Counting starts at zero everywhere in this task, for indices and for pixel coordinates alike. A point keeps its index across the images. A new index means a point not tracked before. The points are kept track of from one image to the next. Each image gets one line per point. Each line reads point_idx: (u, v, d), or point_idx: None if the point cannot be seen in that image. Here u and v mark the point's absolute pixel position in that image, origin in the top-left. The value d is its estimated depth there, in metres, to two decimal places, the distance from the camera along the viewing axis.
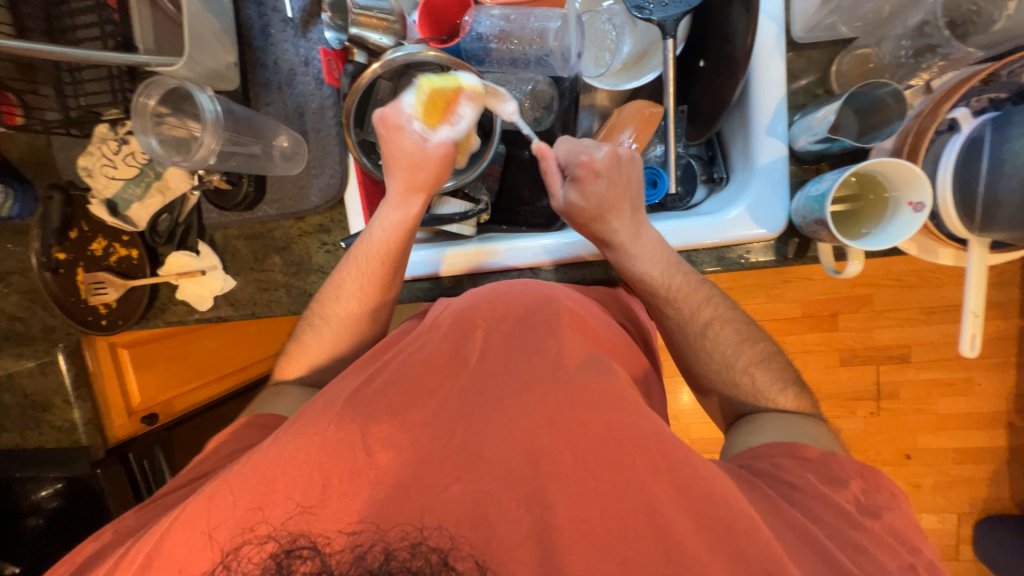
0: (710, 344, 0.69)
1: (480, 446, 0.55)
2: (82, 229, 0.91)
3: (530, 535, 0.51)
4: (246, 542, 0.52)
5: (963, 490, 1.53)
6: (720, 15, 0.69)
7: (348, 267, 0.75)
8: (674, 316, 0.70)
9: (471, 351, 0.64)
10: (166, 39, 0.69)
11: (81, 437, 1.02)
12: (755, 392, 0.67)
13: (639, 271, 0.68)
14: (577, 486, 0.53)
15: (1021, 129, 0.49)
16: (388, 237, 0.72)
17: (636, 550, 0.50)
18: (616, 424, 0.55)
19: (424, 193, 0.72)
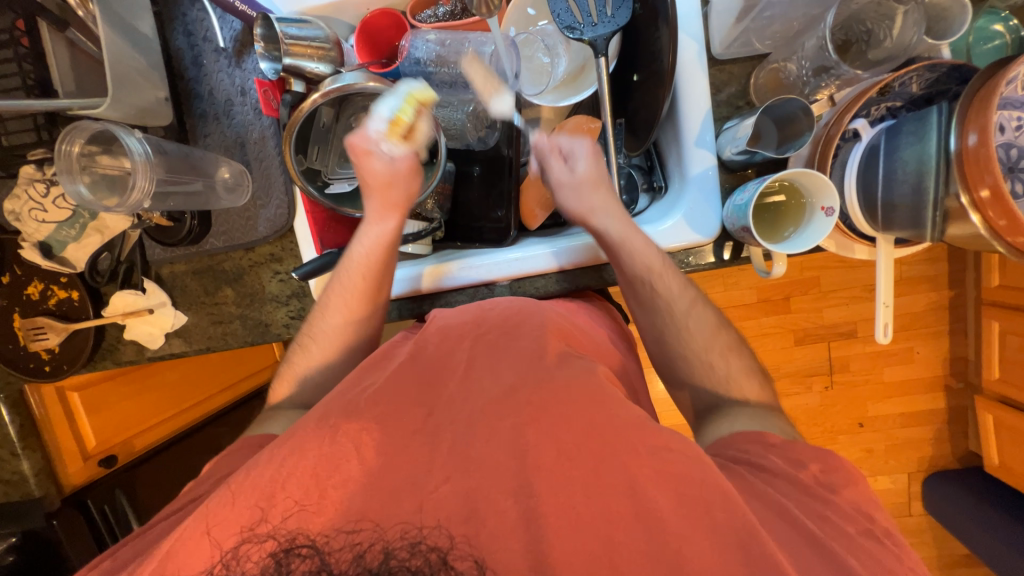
0: (691, 321, 0.69)
1: (470, 443, 0.56)
2: (16, 272, 0.86)
3: (517, 525, 0.51)
4: (245, 540, 0.50)
5: (910, 452, 1.65)
6: (647, 34, 0.72)
7: (338, 281, 0.74)
8: (662, 297, 0.68)
9: (458, 360, 0.66)
10: (88, 79, 0.67)
11: (31, 488, 0.97)
12: (726, 380, 0.67)
13: (635, 248, 0.67)
14: (562, 476, 0.53)
15: (908, 139, 0.54)
16: (367, 253, 0.73)
17: (619, 530, 0.51)
18: (598, 420, 0.55)
19: (400, 211, 0.73)
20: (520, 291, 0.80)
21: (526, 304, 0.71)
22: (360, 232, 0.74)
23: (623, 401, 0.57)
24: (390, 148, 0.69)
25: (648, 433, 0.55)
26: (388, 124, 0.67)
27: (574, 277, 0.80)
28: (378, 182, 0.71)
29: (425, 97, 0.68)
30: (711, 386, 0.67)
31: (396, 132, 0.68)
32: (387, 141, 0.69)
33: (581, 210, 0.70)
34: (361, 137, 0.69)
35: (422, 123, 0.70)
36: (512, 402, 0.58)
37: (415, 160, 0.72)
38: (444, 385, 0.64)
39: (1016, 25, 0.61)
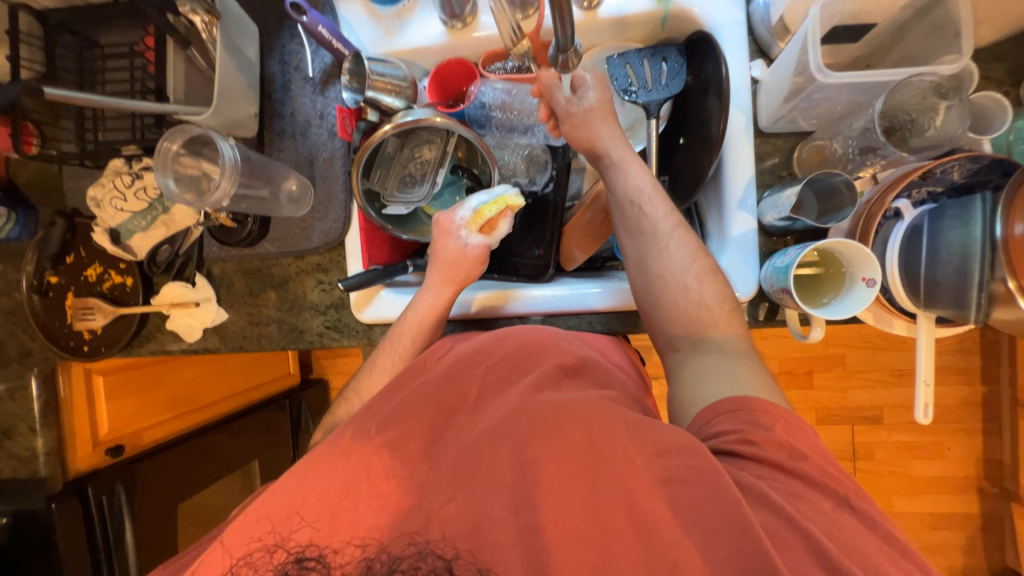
0: (671, 244, 0.68)
1: (472, 466, 0.55)
2: (80, 254, 0.92)
3: (517, 540, 0.50)
4: (255, 549, 0.53)
5: (939, 558, 1.53)
6: (696, 103, 0.78)
7: (388, 339, 0.78)
8: (682, 291, 0.66)
9: (470, 388, 0.65)
10: (195, 91, 0.75)
11: (39, 468, 0.98)
12: (712, 321, 0.65)
13: (647, 204, 0.70)
14: (562, 490, 0.51)
15: (950, 223, 0.56)
16: (419, 319, 0.76)
17: (617, 541, 0.48)
18: (597, 432, 0.54)
19: (456, 287, 0.77)
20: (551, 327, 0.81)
21: (548, 336, 0.71)
22: (416, 298, 0.78)
23: (629, 426, 0.54)
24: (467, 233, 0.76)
25: (660, 451, 0.51)
26: (471, 213, 0.75)
27: (609, 319, 0.80)
28: (446, 258, 0.75)
29: (513, 203, 0.76)
30: (692, 329, 0.66)
31: (477, 220, 0.76)
32: (468, 229, 0.76)
33: (584, 136, 0.73)
34: (444, 217, 0.77)
35: (501, 224, 0.77)
36: (516, 422, 0.57)
37: (485, 253, 0.77)
38: (463, 399, 0.65)
39: None
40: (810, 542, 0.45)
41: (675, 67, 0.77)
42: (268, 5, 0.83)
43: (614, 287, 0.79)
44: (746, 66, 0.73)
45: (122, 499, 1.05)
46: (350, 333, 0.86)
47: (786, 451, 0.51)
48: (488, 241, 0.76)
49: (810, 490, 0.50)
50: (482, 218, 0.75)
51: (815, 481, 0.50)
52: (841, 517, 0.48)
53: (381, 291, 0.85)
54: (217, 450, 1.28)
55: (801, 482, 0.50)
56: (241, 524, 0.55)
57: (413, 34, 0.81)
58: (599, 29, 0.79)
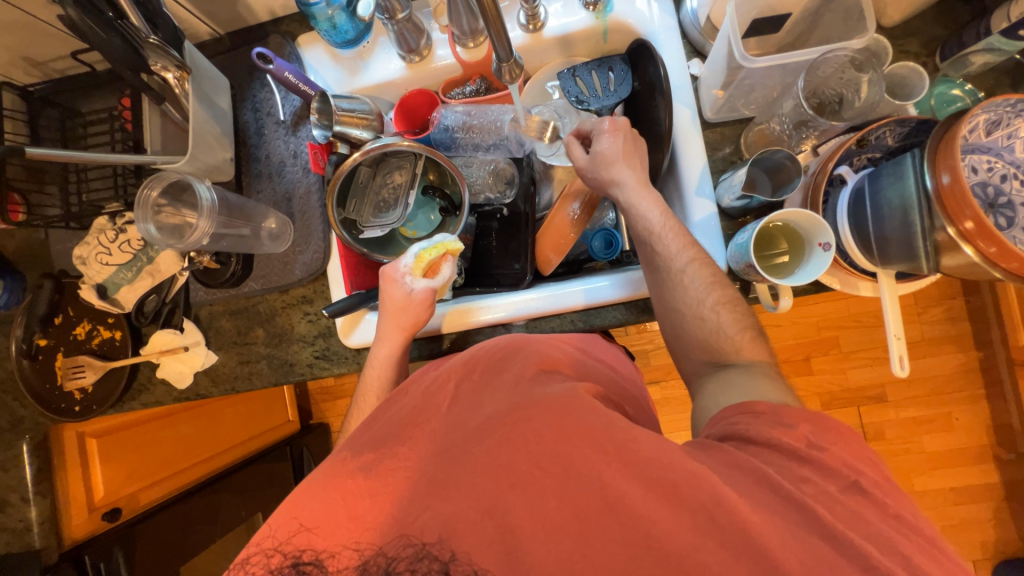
0: (688, 279, 0.67)
1: (446, 473, 0.53)
2: (68, 314, 0.93)
3: (494, 540, 0.48)
4: (255, 552, 0.52)
5: (969, 534, 1.50)
6: (645, 105, 0.82)
7: (357, 400, 0.81)
8: (705, 325, 0.66)
9: (443, 400, 0.64)
10: (172, 142, 0.80)
11: (33, 539, 0.95)
12: (734, 348, 0.63)
13: (659, 241, 0.70)
14: (534, 487, 0.49)
15: (888, 180, 0.59)
16: (378, 370, 0.79)
17: (591, 526, 0.47)
18: (571, 422, 0.52)
19: (408, 332, 0.79)
20: (536, 330, 0.83)
21: (526, 341, 0.71)
22: (372, 351, 0.80)
23: (601, 412, 0.53)
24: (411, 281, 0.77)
25: (636, 435, 0.50)
26: (413, 260, 0.78)
27: (590, 316, 0.82)
28: (394, 306, 0.77)
29: (453, 247, 0.79)
30: (716, 356, 0.64)
31: (420, 266, 0.78)
32: (412, 274, 0.78)
33: (596, 182, 0.76)
34: (388, 270, 0.79)
35: (443, 268, 0.79)
36: (494, 424, 0.55)
37: (432, 296, 0.78)
38: (435, 409, 0.63)
39: (970, 90, 0.70)
40: (779, 487, 0.46)
41: (621, 75, 0.84)
42: (238, 61, 0.89)
43: (611, 287, 0.80)
44: (684, 65, 0.79)
45: (121, 564, 1.00)
46: (340, 360, 0.87)
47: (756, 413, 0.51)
48: (432, 284, 0.77)
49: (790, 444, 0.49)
50: (424, 262, 0.78)
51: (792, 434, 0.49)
52: (830, 474, 0.48)
53: (366, 314, 0.86)
54: (221, 511, 1.25)
55: (780, 427, 0.50)
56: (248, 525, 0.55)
57: (376, 70, 0.88)
58: (545, 47, 0.86)
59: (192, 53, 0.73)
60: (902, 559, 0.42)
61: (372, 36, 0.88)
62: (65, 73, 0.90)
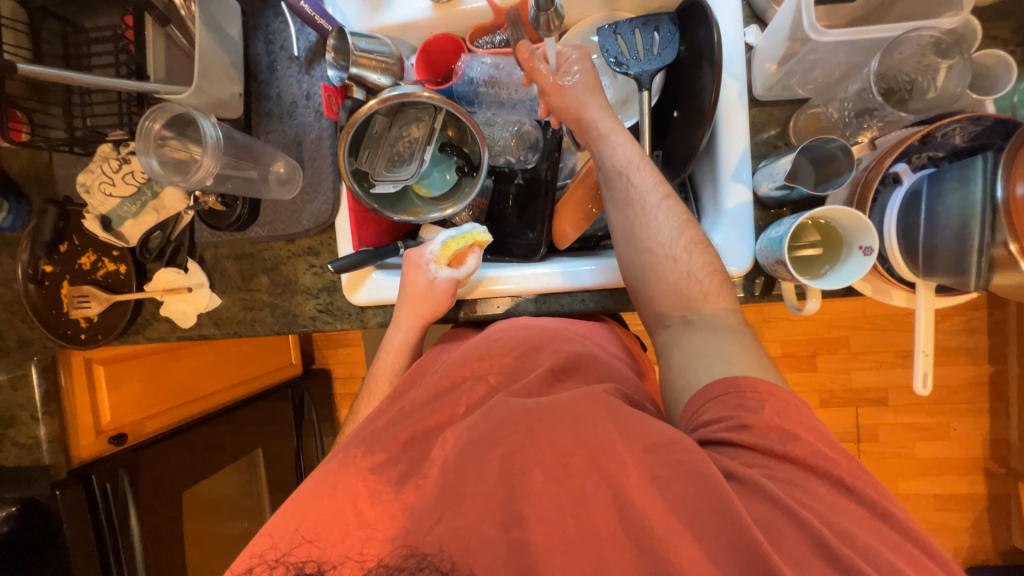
0: (660, 216, 0.66)
1: (459, 484, 0.52)
2: (73, 242, 0.92)
3: (507, 560, 0.48)
4: (255, 565, 0.50)
5: (944, 539, 1.53)
6: (690, 74, 0.75)
7: (368, 386, 0.81)
8: (676, 266, 0.64)
9: (457, 401, 0.62)
10: (177, 69, 0.75)
11: (42, 455, 0.98)
12: (702, 294, 0.63)
13: (635, 176, 0.68)
14: (550, 502, 0.49)
15: (951, 185, 0.54)
16: (394, 356, 0.79)
17: (609, 547, 0.47)
18: (583, 435, 0.51)
19: (426, 320, 0.77)
20: (545, 307, 0.80)
21: (546, 334, 0.70)
22: (388, 336, 0.79)
23: (615, 421, 0.52)
24: (435, 270, 0.76)
25: (652, 447, 0.49)
26: (439, 248, 0.76)
27: (603, 297, 0.79)
28: (415, 291, 0.76)
29: (481, 239, 0.79)
30: (684, 304, 0.63)
31: (445, 255, 0.77)
32: (437, 262, 0.76)
33: (572, 107, 0.72)
34: (411, 254, 0.78)
35: (470, 258, 0.78)
36: (502, 430, 0.54)
37: (454, 286, 0.77)
38: (452, 413, 0.61)
39: None
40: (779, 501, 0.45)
41: (668, 36, 0.75)
42: None
43: (605, 263, 0.78)
44: (740, 31, 0.70)
45: (126, 488, 1.06)
46: (343, 316, 0.86)
47: (765, 428, 0.49)
48: (456, 275, 0.76)
49: (805, 464, 0.47)
50: (450, 251, 0.77)
51: (799, 449, 0.48)
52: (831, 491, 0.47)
53: (372, 272, 0.84)
54: (222, 441, 1.29)
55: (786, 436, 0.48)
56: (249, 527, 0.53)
57: (400, 8, 0.80)
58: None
59: None
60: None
61: None
62: None
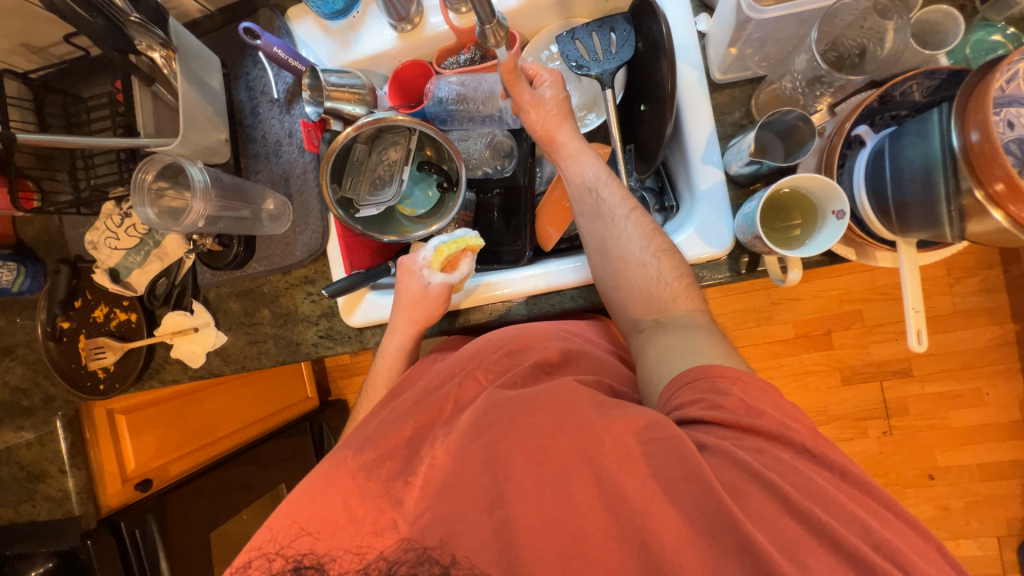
0: (628, 228, 0.69)
1: (448, 475, 0.56)
2: (87, 297, 0.97)
3: (491, 538, 0.51)
4: (257, 555, 0.55)
5: (995, 512, 1.45)
6: (649, 67, 0.77)
7: (367, 390, 0.84)
8: (645, 275, 0.66)
9: (446, 399, 0.65)
10: (165, 123, 0.80)
11: (73, 507, 1.01)
12: (672, 298, 0.64)
13: (604, 192, 0.71)
14: (531, 480, 0.52)
15: (910, 140, 0.54)
16: (390, 364, 0.81)
17: (588, 519, 0.50)
18: (567, 420, 0.54)
19: (421, 326, 0.79)
20: (536, 309, 0.81)
21: (536, 332, 0.72)
22: (385, 342, 0.81)
23: (596, 403, 0.56)
24: (429, 274, 0.77)
25: (632, 426, 0.52)
26: (432, 253, 0.78)
27: (590, 293, 0.79)
28: (410, 298, 0.77)
29: (474, 243, 0.79)
30: (655, 308, 0.65)
31: (438, 260, 0.78)
32: (430, 268, 0.78)
33: (544, 132, 0.76)
34: (406, 260, 0.80)
35: (462, 263, 0.79)
36: (484, 422, 0.57)
37: (448, 291, 0.78)
38: (441, 411, 0.64)
39: (1013, 33, 0.63)
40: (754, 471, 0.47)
41: (624, 34, 0.77)
42: (229, 38, 0.87)
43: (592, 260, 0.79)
44: (690, 20, 0.73)
45: (154, 531, 1.07)
46: (343, 339, 0.88)
47: (740, 404, 0.51)
48: (450, 280, 0.77)
49: (775, 434, 0.50)
50: (443, 256, 0.78)
51: (768, 421, 0.50)
52: (806, 465, 0.48)
53: (367, 294, 0.87)
54: (250, 482, 1.32)
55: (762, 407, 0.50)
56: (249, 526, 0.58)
57: (369, 42, 0.85)
58: (542, 9, 0.81)
59: (178, 31, 0.72)
60: (866, 531, 0.44)
61: (362, 6, 0.85)
62: (66, 57, 0.90)
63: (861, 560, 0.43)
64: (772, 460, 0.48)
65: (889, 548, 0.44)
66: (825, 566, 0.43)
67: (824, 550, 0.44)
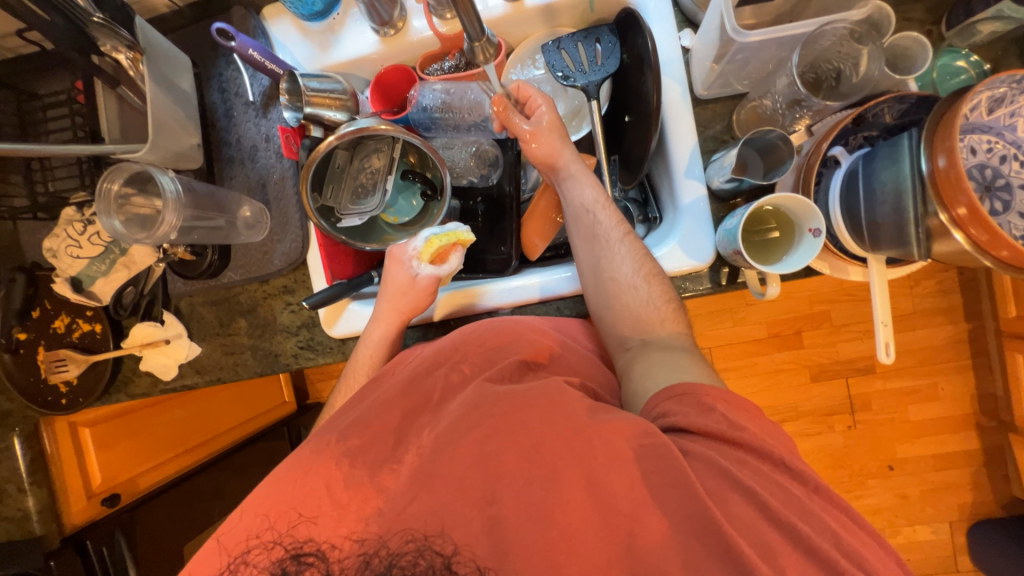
0: (622, 251, 0.69)
1: (434, 464, 0.56)
2: (46, 306, 0.91)
3: (479, 539, 0.51)
4: (254, 546, 0.54)
5: (948, 499, 1.55)
6: (635, 79, 0.78)
7: (345, 377, 0.80)
8: (637, 299, 0.67)
9: (432, 388, 0.66)
10: (132, 128, 0.76)
11: (34, 526, 0.96)
12: (660, 320, 0.66)
13: (598, 215, 0.72)
14: (521, 480, 0.53)
15: (883, 164, 0.56)
16: (371, 352, 0.78)
17: (576, 518, 0.51)
18: (555, 427, 0.55)
19: (405, 316, 0.78)
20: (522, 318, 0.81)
21: (520, 326, 0.72)
22: (367, 332, 0.79)
23: (587, 407, 0.57)
24: (418, 266, 0.78)
25: (622, 431, 0.53)
26: (422, 243, 0.78)
27: (577, 304, 0.81)
28: (396, 287, 0.77)
29: (464, 237, 0.79)
30: (641, 328, 0.67)
31: (428, 251, 0.78)
32: (419, 259, 0.78)
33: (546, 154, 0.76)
34: (395, 250, 0.80)
35: (452, 256, 0.79)
36: (474, 417, 0.58)
37: (436, 284, 0.78)
38: (427, 399, 0.65)
39: (976, 61, 0.67)
40: (735, 480, 0.49)
41: (609, 47, 0.78)
42: (200, 35, 0.83)
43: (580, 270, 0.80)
44: (676, 36, 0.74)
45: (123, 549, 1.04)
46: (325, 350, 0.86)
47: (722, 418, 0.53)
48: (438, 273, 0.77)
49: (756, 446, 0.52)
50: (434, 248, 0.78)
51: (751, 435, 0.52)
52: (781, 476, 0.51)
53: (349, 304, 0.85)
54: (225, 486, 1.30)
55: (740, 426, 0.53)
56: (235, 525, 0.56)
57: (349, 45, 0.82)
58: (528, 17, 0.80)
59: (145, 30, 0.67)
60: (835, 537, 0.47)
61: (343, 8, 0.82)
62: (19, 51, 0.85)
63: (829, 560, 0.45)
64: (749, 469, 0.50)
65: (852, 550, 0.46)
66: (798, 570, 0.45)
67: (797, 557, 0.46)
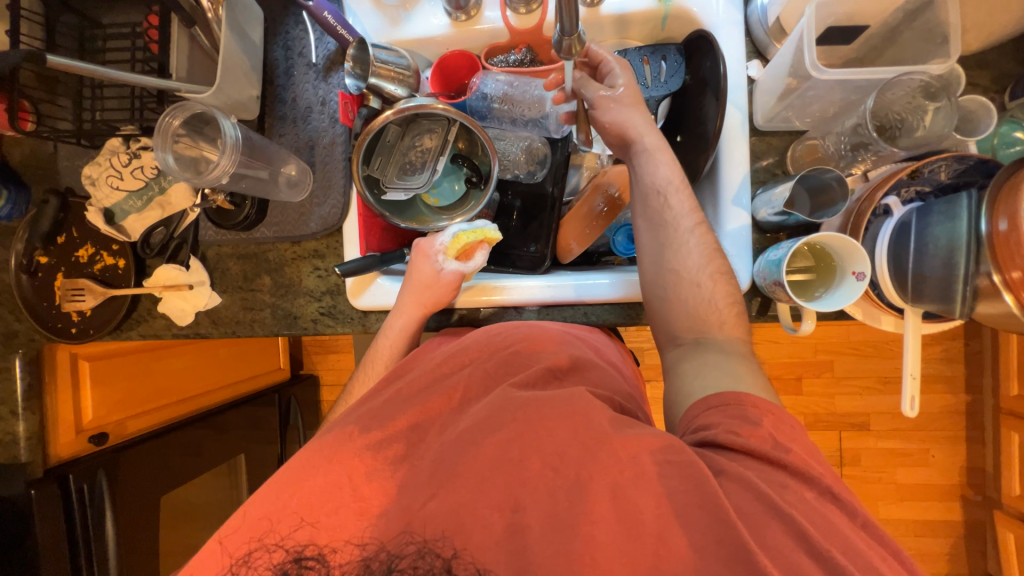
0: (689, 242, 0.68)
1: (457, 462, 0.56)
2: (72, 234, 0.91)
3: (502, 542, 0.51)
4: (257, 548, 0.54)
5: (925, 565, 1.55)
6: (694, 101, 0.79)
7: (363, 367, 0.81)
8: (699, 294, 0.66)
9: (455, 387, 0.67)
10: (198, 70, 0.77)
11: (19, 452, 0.93)
12: (718, 321, 0.65)
13: (670, 200, 0.70)
14: (546, 487, 0.53)
15: (939, 218, 0.57)
16: (390, 344, 0.78)
17: (600, 530, 0.50)
18: (582, 430, 0.55)
19: (429, 309, 0.78)
20: (547, 318, 0.81)
21: (538, 331, 0.72)
22: (388, 322, 0.79)
23: (612, 420, 0.57)
24: (444, 260, 0.77)
25: (647, 445, 0.53)
26: (450, 240, 0.77)
27: (606, 312, 0.80)
28: (421, 280, 0.76)
29: (491, 236, 0.79)
30: (698, 327, 0.66)
31: (455, 247, 0.77)
32: (445, 254, 0.77)
33: (616, 122, 0.73)
34: (424, 243, 0.80)
35: (477, 253, 0.79)
36: (498, 419, 0.58)
37: (460, 280, 0.77)
38: (448, 399, 0.66)
39: None
40: (777, 511, 0.47)
41: (674, 65, 0.80)
42: None
43: (624, 277, 0.78)
44: (743, 65, 0.75)
45: (104, 490, 1.00)
46: (344, 320, 0.86)
47: (767, 436, 0.53)
48: (463, 270, 0.77)
49: (800, 469, 0.51)
50: (460, 244, 0.77)
51: (795, 458, 0.51)
52: (828, 511, 0.49)
53: (376, 278, 0.85)
54: (202, 446, 1.24)
55: (788, 449, 0.52)
56: (238, 526, 0.56)
57: (418, 24, 0.83)
58: (601, 25, 0.81)
59: None
60: None
61: None
62: None
63: None
64: (794, 499, 0.49)
65: None
66: None
67: None
